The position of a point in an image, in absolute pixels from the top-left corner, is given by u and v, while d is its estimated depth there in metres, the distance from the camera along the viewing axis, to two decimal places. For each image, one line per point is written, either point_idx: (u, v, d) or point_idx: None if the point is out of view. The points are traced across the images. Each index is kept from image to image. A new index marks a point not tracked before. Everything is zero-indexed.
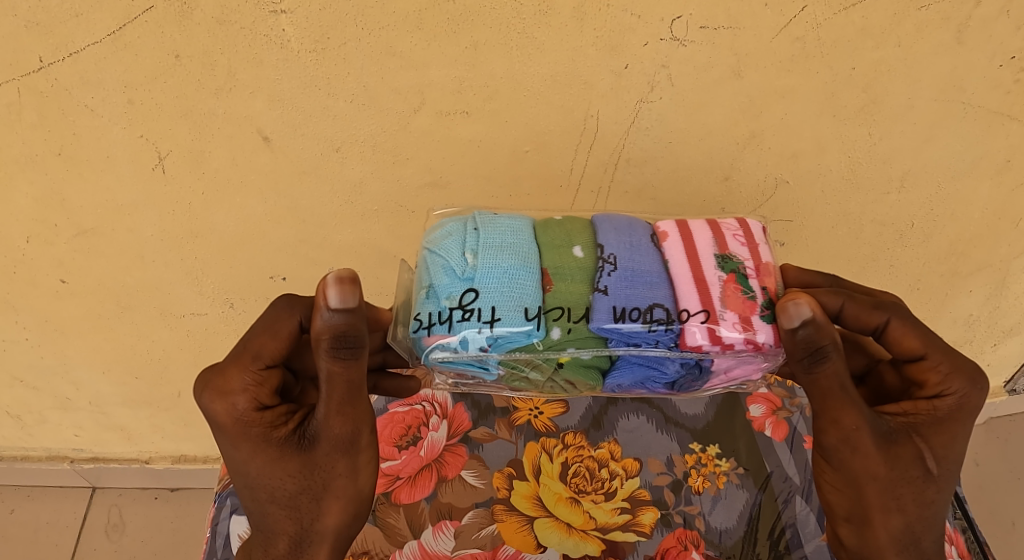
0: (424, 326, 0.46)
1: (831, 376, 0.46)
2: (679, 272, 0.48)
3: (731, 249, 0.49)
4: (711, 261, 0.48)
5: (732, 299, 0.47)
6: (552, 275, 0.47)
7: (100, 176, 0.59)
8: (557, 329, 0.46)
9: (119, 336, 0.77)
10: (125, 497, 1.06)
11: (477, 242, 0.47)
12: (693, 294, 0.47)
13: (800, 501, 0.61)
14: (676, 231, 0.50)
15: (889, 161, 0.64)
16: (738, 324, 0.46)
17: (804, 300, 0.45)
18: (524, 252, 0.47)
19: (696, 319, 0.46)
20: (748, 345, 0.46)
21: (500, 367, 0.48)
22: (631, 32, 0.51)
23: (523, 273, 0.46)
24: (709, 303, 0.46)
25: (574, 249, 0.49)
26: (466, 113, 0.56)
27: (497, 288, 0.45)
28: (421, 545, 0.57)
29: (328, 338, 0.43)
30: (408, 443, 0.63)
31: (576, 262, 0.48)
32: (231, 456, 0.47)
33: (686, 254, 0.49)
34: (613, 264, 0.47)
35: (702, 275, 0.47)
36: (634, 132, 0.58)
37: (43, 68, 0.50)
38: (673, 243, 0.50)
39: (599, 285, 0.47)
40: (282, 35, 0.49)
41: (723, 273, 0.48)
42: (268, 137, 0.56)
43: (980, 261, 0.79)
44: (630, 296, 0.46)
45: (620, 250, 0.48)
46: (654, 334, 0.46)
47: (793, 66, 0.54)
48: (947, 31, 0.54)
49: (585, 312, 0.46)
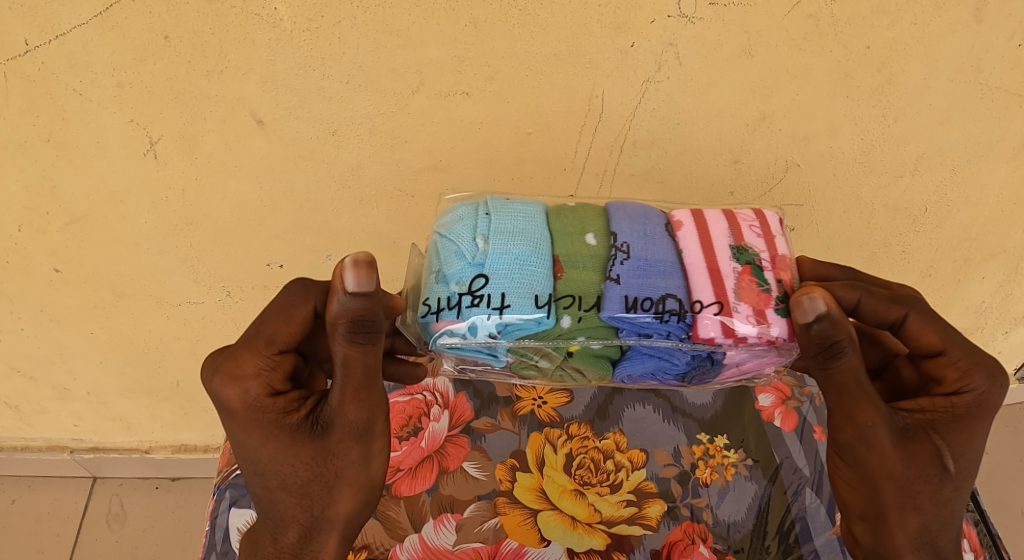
0: (433, 310, 0.44)
1: (846, 371, 0.44)
2: (693, 262, 0.46)
3: (746, 241, 0.48)
4: (725, 251, 0.47)
5: (747, 291, 0.45)
6: (568, 264, 0.45)
7: (91, 162, 0.57)
8: (567, 317, 0.44)
9: (116, 324, 0.76)
10: (126, 487, 1.06)
11: (488, 227, 0.46)
12: (707, 284, 0.45)
13: (809, 493, 0.59)
14: (691, 221, 0.48)
15: (903, 144, 0.62)
16: (752, 317, 0.44)
17: (819, 295, 0.43)
18: (538, 239, 0.46)
19: (710, 310, 0.44)
20: (761, 338, 0.44)
21: (509, 355, 0.46)
22: (636, 9, 0.49)
23: (535, 260, 0.45)
24: (723, 295, 0.45)
25: (588, 237, 0.47)
26: (466, 93, 0.54)
27: (507, 274, 0.44)
28: (422, 539, 0.56)
29: (345, 322, 0.42)
30: (409, 434, 0.62)
31: (588, 250, 0.46)
32: (241, 443, 0.46)
33: (701, 244, 0.47)
34: (626, 253, 0.46)
35: (716, 264, 0.46)
36: (640, 113, 0.56)
37: (30, 51, 0.49)
38: (687, 232, 0.48)
39: (611, 274, 0.45)
40: (274, 14, 0.48)
41: (738, 265, 0.46)
42: (262, 120, 0.54)
43: (993, 246, 0.76)
44: (643, 286, 0.44)
45: (634, 238, 0.47)
46: (667, 325, 0.44)
47: (806, 44, 0.52)
48: (966, 8, 0.52)
49: (597, 301, 0.44)
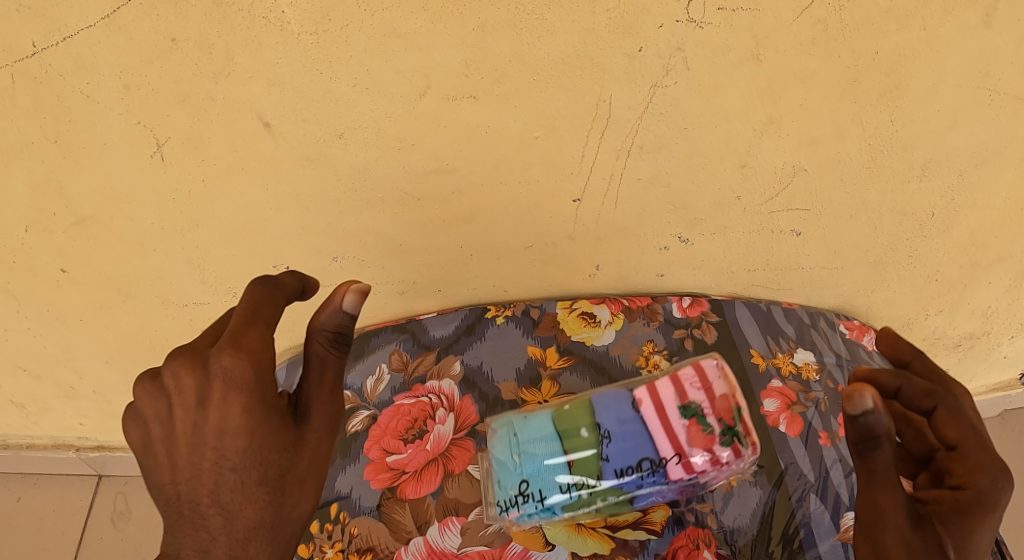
0: (530, 491, 0.51)
1: (881, 462, 0.50)
2: (654, 427, 0.52)
3: (690, 396, 0.52)
4: (673, 416, 0.52)
5: (696, 436, 0.51)
6: (569, 447, 0.53)
7: (97, 163, 0.57)
8: (599, 485, 0.51)
9: (121, 324, 0.76)
10: (131, 485, 1.06)
11: (549, 428, 0.53)
12: (663, 440, 0.52)
13: (814, 499, 0.60)
14: (650, 395, 0.53)
15: (910, 148, 0.61)
16: (704, 455, 0.51)
17: (868, 392, 0.49)
18: (552, 441, 0.54)
19: (673, 462, 0.51)
20: (716, 464, 0.51)
21: (563, 509, 0.53)
22: (645, 13, 0.49)
23: (584, 448, 0.51)
24: (679, 446, 0.51)
25: (582, 430, 0.53)
26: (473, 97, 0.54)
27: (576, 464, 0.51)
28: (426, 542, 0.58)
29: (332, 331, 0.49)
30: (414, 437, 0.64)
31: (585, 442, 0.53)
32: (231, 427, 0.44)
33: (658, 418, 0.52)
34: (609, 437, 0.53)
35: (666, 430, 0.52)
36: (648, 117, 0.56)
37: (36, 53, 0.49)
38: (647, 409, 0.52)
39: (602, 453, 0.52)
40: (281, 16, 0.47)
41: (685, 419, 0.52)
42: (268, 123, 0.55)
43: (1000, 251, 0.76)
44: (625, 455, 0.52)
45: (612, 426, 0.53)
46: (642, 478, 0.52)
47: (814, 49, 0.52)
48: (974, 13, 0.51)
49: (599, 471, 0.52)
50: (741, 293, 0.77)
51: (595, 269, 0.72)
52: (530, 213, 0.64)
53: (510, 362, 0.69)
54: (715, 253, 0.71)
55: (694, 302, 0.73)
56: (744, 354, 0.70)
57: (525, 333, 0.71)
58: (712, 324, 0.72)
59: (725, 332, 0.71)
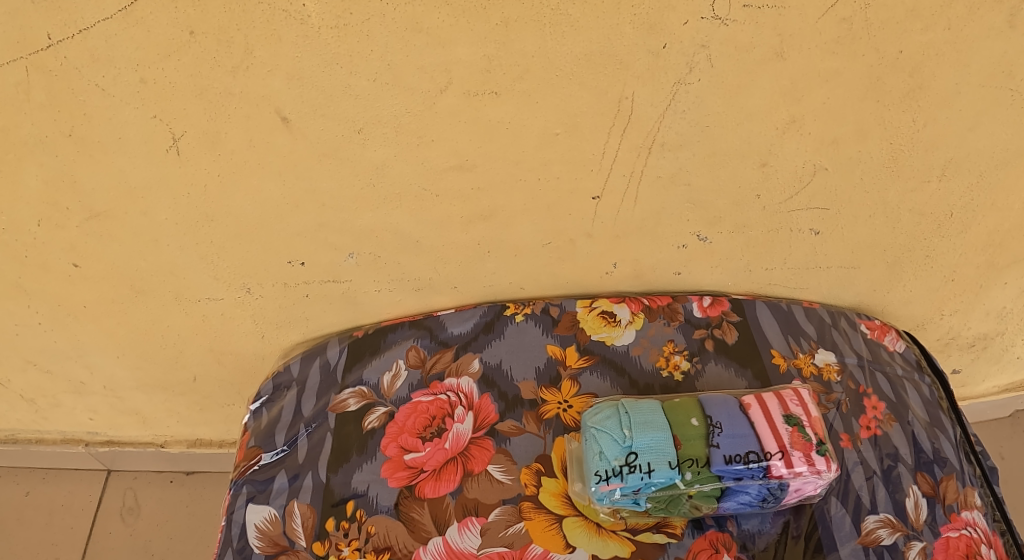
0: (602, 478, 0.53)
1: None
2: (763, 429, 0.54)
3: (791, 408, 0.56)
4: (780, 421, 0.55)
5: (796, 439, 0.54)
6: (681, 436, 0.54)
7: (112, 158, 0.57)
8: (690, 472, 0.52)
9: (133, 320, 0.76)
10: (140, 481, 1.06)
11: (629, 418, 0.54)
12: (771, 437, 0.54)
13: (835, 502, 0.59)
14: (757, 402, 0.56)
15: (931, 149, 0.61)
16: (803, 458, 0.53)
17: None
18: (660, 425, 0.54)
19: (777, 459, 0.53)
20: (816, 473, 0.53)
21: (649, 502, 0.54)
22: (669, 10, 0.48)
23: (661, 436, 0.53)
24: (783, 444, 0.53)
25: (692, 420, 0.55)
26: (495, 93, 0.53)
27: (652, 449, 0.53)
28: (446, 541, 0.57)
29: None
30: (433, 435, 0.63)
31: (697, 430, 0.54)
32: None
33: (766, 421, 0.55)
34: (721, 428, 0.54)
35: (779, 432, 0.54)
36: (670, 115, 0.55)
37: (51, 45, 0.48)
38: (756, 413, 0.55)
39: (713, 442, 0.53)
40: (302, 10, 0.47)
41: (789, 426, 0.55)
42: (286, 118, 0.54)
43: (1018, 252, 0.75)
44: (737, 443, 0.53)
45: (724, 419, 0.55)
46: (752, 469, 0.52)
47: (839, 48, 0.51)
48: (1000, 14, 0.50)
49: (706, 457, 0.53)
50: (759, 292, 0.77)
51: (613, 267, 0.72)
52: (548, 211, 0.64)
53: (530, 361, 0.68)
54: (733, 252, 0.71)
55: (714, 301, 0.73)
56: (766, 354, 0.69)
57: (545, 332, 0.70)
58: (732, 324, 0.71)
59: (746, 332, 0.71)
